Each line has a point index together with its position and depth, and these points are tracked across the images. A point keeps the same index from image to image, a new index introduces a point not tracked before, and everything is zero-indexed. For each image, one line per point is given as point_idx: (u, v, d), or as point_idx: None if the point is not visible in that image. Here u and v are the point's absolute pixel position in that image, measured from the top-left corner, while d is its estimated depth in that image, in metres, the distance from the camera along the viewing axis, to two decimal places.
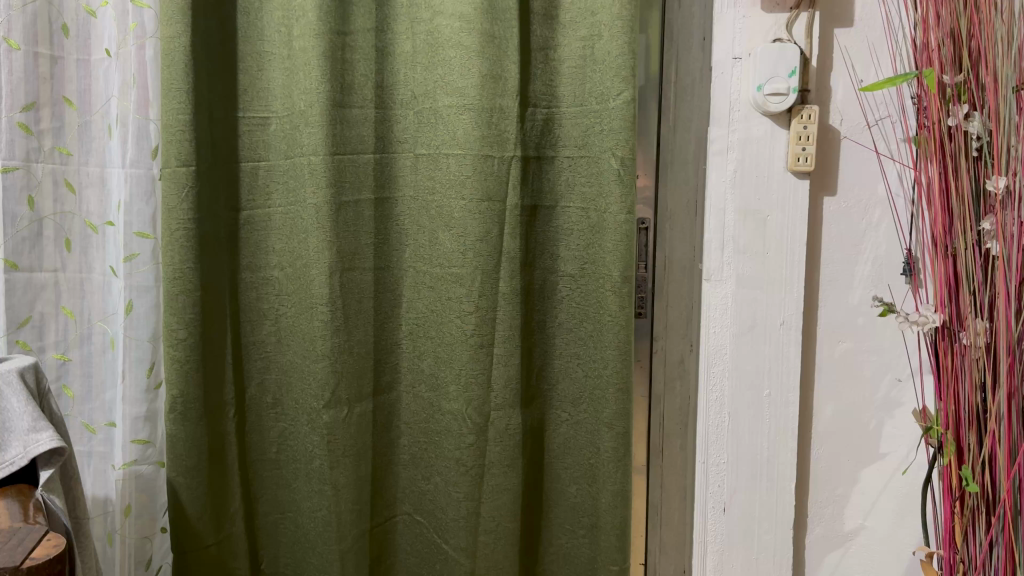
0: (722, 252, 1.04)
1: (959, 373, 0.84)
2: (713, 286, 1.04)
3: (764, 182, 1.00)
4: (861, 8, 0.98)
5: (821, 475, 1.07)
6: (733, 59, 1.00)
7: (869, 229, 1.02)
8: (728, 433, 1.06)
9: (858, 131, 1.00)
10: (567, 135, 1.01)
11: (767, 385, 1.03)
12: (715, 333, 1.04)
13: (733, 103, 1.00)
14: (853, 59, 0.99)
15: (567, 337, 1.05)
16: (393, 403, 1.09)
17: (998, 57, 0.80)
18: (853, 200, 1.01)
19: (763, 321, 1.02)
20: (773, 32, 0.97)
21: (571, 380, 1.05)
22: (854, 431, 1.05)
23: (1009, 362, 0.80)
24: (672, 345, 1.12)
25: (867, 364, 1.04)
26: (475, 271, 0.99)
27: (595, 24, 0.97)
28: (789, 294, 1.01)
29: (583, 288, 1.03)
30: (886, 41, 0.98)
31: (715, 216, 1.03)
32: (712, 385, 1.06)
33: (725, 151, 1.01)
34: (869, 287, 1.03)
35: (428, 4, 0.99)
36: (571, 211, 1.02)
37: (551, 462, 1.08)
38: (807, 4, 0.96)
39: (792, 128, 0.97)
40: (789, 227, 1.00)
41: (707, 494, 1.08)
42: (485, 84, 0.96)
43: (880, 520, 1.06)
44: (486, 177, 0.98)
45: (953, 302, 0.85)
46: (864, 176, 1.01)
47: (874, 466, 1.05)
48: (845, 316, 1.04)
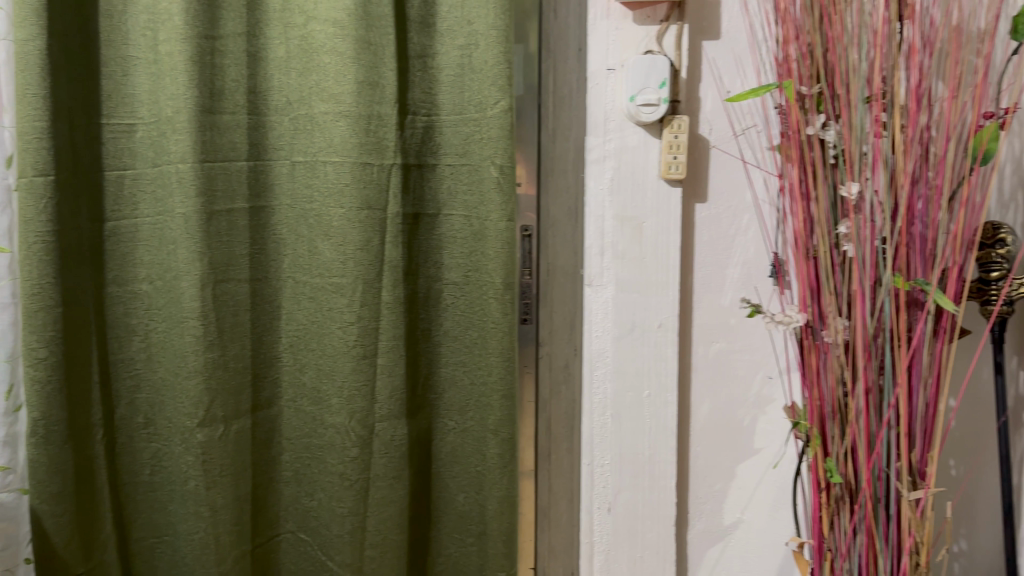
0: (602, 258, 1.05)
1: (821, 369, 0.89)
2: (594, 291, 1.06)
3: (639, 190, 1.02)
4: (727, 21, 1.02)
5: (700, 472, 1.10)
6: (607, 70, 1.02)
7: (737, 234, 1.06)
8: (612, 433, 1.07)
9: (725, 141, 1.04)
10: (448, 142, 1.00)
11: (647, 386, 1.06)
12: (597, 338, 1.06)
13: (609, 113, 1.02)
14: (720, 71, 1.03)
15: (452, 345, 1.04)
16: (274, 417, 1.06)
17: (848, 71, 0.85)
18: (723, 206, 1.05)
19: (641, 324, 1.05)
20: (644, 43, 1.00)
21: (458, 389, 1.04)
22: (728, 428, 1.09)
23: (865, 358, 0.85)
24: (557, 351, 1.13)
25: (740, 363, 1.08)
26: (356, 281, 0.98)
27: (472, 33, 0.97)
28: (665, 297, 1.04)
29: (467, 295, 1.02)
30: (750, 53, 1.02)
31: (594, 223, 1.05)
32: (595, 387, 1.07)
33: (602, 159, 1.03)
34: (739, 289, 1.07)
35: (302, 9, 0.97)
36: (454, 219, 1.02)
37: (438, 472, 1.07)
38: (676, 17, 0.99)
39: (664, 137, 1.00)
40: (663, 234, 1.03)
41: (593, 494, 1.09)
42: (363, 91, 0.95)
43: (756, 513, 1.10)
44: (366, 185, 0.97)
45: (814, 302, 0.90)
46: (731, 184, 1.05)
47: (750, 460, 1.10)
48: (718, 318, 1.07)
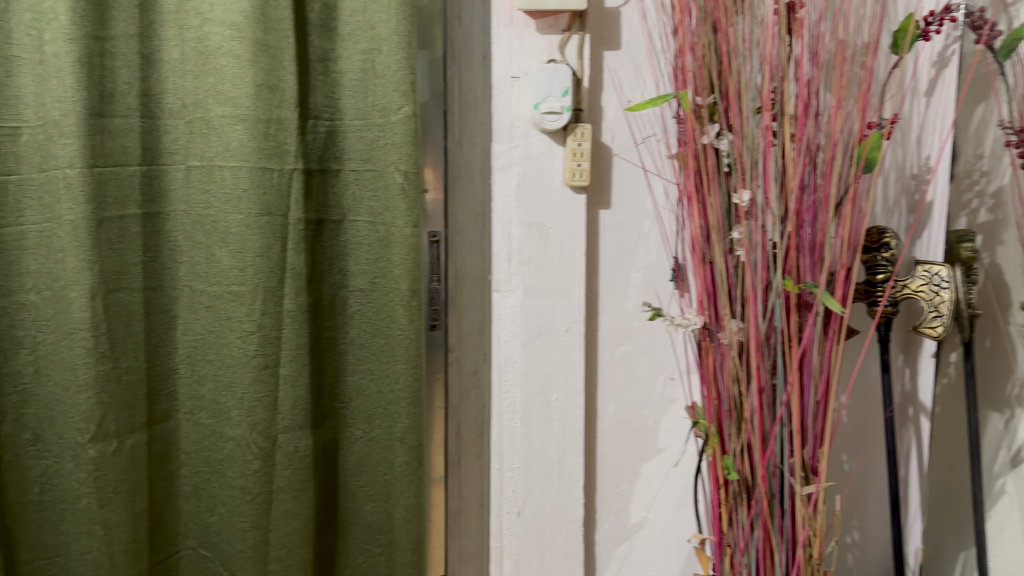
0: (510, 263, 1.05)
1: (718, 369, 0.92)
2: (502, 296, 1.05)
3: (544, 197, 1.03)
4: (627, 32, 1.04)
5: (607, 473, 1.12)
6: (511, 78, 1.02)
7: (640, 239, 1.08)
8: (521, 437, 1.07)
9: (627, 149, 1.06)
10: (351, 147, 0.99)
11: (555, 389, 1.07)
12: (506, 342, 1.06)
13: (514, 121, 1.03)
14: (621, 80, 1.05)
15: (359, 353, 1.03)
16: (172, 431, 1.03)
17: (740, 83, 0.88)
18: (626, 212, 1.08)
19: (549, 328, 1.06)
20: (547, 53, 1.01)
21: (365, 397, 1.03)
22: (634, 429, 1.12)
23: (758, 358, 0.88)
24: (466, 356, 1.13)
25: (645, 364, 1.11)
26: (256, 289, 0.95)
27: (375, 38, 0.96)
28: (572, 302, 1.05)
29: (375, 302, 1.01)
30: (650, 64, 1.05)
31: (501, 228, 1.04)
32: (504, 391, 1.07)
33: (508, 166, 1.03)
34: (642, 293, 1.09)
35: (197, 11, 0.95)
36: (359, 225, 1.01)
37: (345, 483, 1.05)
38: (577, 27, 1.01)
39: (568, 145, 1.01)
40: (568, 239, 1.04)
41: (503, 498, 1.08)
42: (261, 95, 0.93)
43: (661, 511, 1.13)
44: (265, 190, 0.95)
45: (711, 305, 0.93)
46: (633, 191, 1.07)
47: (654, 459, 1.12)
48: (623, 321, 1.09)
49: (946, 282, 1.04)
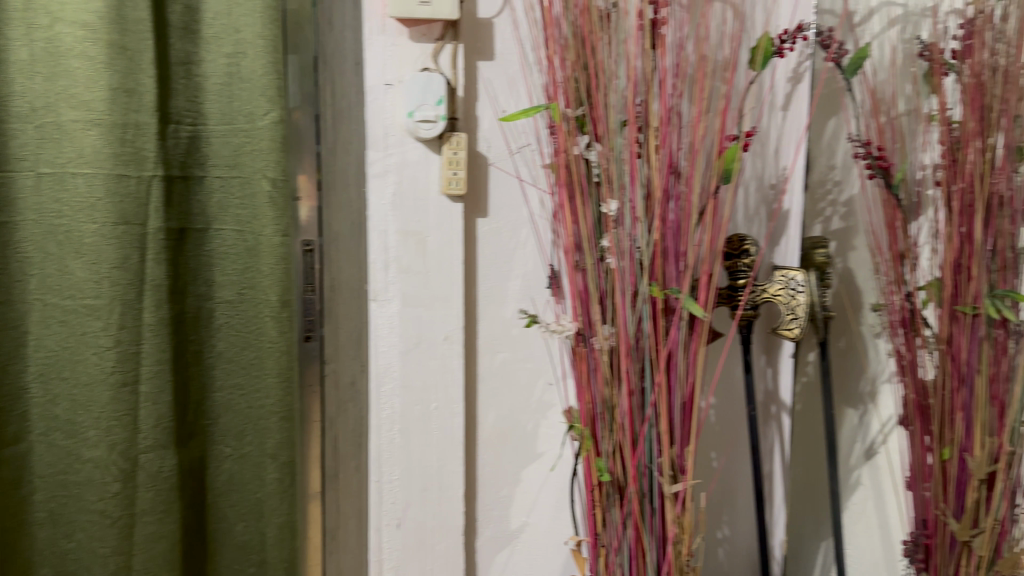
0: (386, 272, 1.03)
1: (591, 373, 0.94)
2: (379, 306, 1.04)
3: (421, 206, 1.02)
4: (500, 43, 1.05)
5: (487, 480, 1.12)
6: (385, 85, 1.01)
7: (517, 247, 1.09)
8: (400, 448, 1.05)
9: (502, 159, 1.07)
10: (215, 154, 0.96)
11: (434, 398, 1.06)
12: (384, 352, 1.04)
13: (388, 128, 1.01)
14: (495, 91, 1.06)
15: (228, 368, 0.99)
16: (25, 453, 0.94)
17: (608, 96, 0.91)
18: (503, 221, 1.08)
19: (427, 337, 1.04)
20: (420, 61, 1.01)
21: (235, 413, 1.00)
22: (514, 435, 1.12)
23: (627, 361, 0.90)
24: (343, 368, 1.10)
25: (523, 371, 1.11)
26: (113, 302, 0.91)
27: (239, 42, 0.94)
28: (450, 310, 1.05)
29: (243, 314, 0.98)
30: (522, 75, 1.07)
31: (378, 237, 1.03)
32: (382, 403, 1.05)
33: (383, 174, 1.02)
34: (519, 301, 1.10)
35: (47, 9, 0.88)
36: (225, 234, 0.97)
37: (214, 503, 1.01)
38: (450, 36, 1.01)
39: (444, 153, 1.01)
40: (445, 246, 1.04)
41: (381, 511, 1.06)
42: (117, 98, 0.89)
43: (540, 515, 1.14)
44: (122, 199, 0.90)
45: (584, 311, 0.94)
46: (509, 200, 1.08)
47: (533, 464, 1.13)
48: (501, 328, 1.10)
49: (802, 286, 1.10)
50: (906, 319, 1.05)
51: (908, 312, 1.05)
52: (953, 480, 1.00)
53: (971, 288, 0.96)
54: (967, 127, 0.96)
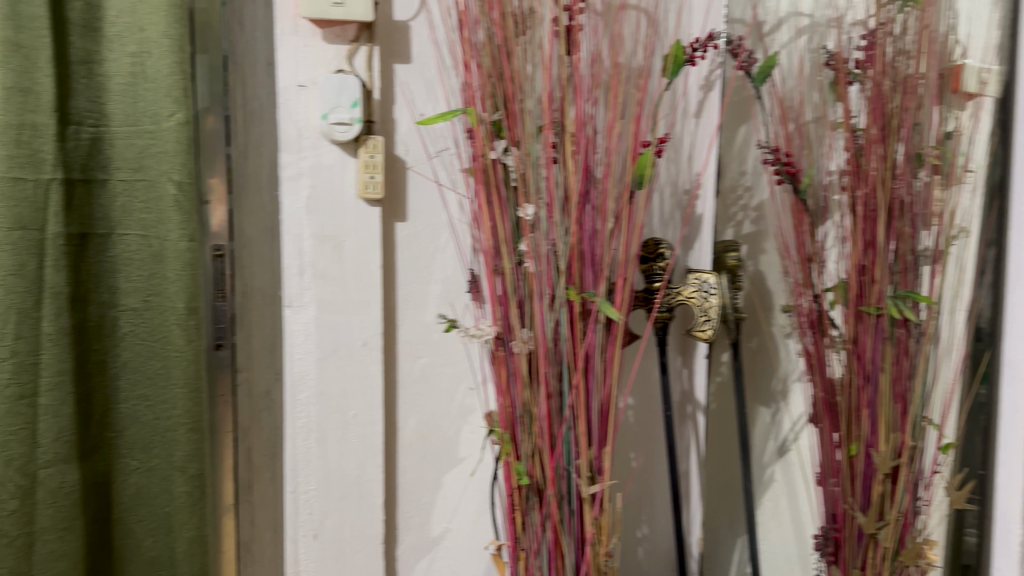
0: (301, 277, 1.01)
1: (511, 377, 0.93)
2: (294, 312, 1.02)
3: (337, 210, 1.01)
4: (417, 46, 1.05)
5: (408, 486, 1.10)
6: (297, 87, 0.99)
7: (437, 252, 1.08)
8: (317, 457, 1.03)
9: (420, 163, 1.06)
10: (119, 157, 0.93)
11: (352, 405, 1.04)
12: (299, 360, 1.02)
13: (302, 131, 0.99)
14: (413, 94, 1.05)
15: (132, 378, 0.96)
16: None
17: (524, 101, 0.91)
18: (422, 224, 1.07)
19: (344, 344, 1.03)
20: (335, 63, 0.99)
21: (140, 425, 0.96)
22: (434, 441, 1.10)
23: (545, 363, 0.91)
24: (257, 376, 1.07)
25: (444, 376, 1.10)
26: (7, 310, 0.86)
27: (144, 41, 0.91)
28: (368, 316, 1.04)
29: (148, 322, 0.95)
30: (440, 79, 1.06)
31: (292, 242, 1.00)
32: (298, 411, 1.02)
33: (297, 177, 1.00)
34: (439, 305, 1.09)
35: None
36: (129, 239, 0.94)
37: (120, 518, 0.97)
38: (365, 38, 1.00)
39: (360, 156, 1.00)
40: (362, 251, 1.02)
41: (298, 522, 1.04)
42: (12, 97, 0.85)
43: (462, 520, 1.13)
44: (18, 203, 0.86)
45: (503, 315, 0.94)
46: (428, 204, 1.07)
47: (454, 470, 1.12)
48: (421, 333, 1.09)
49: (713, 289, 1.13)
50: (814, 319, 1.09)
51: (816, 314, 1.08)
52: (860, 475, 1.04)
53: (876, 289, 1.01)
54: (870, 134, 1.01)
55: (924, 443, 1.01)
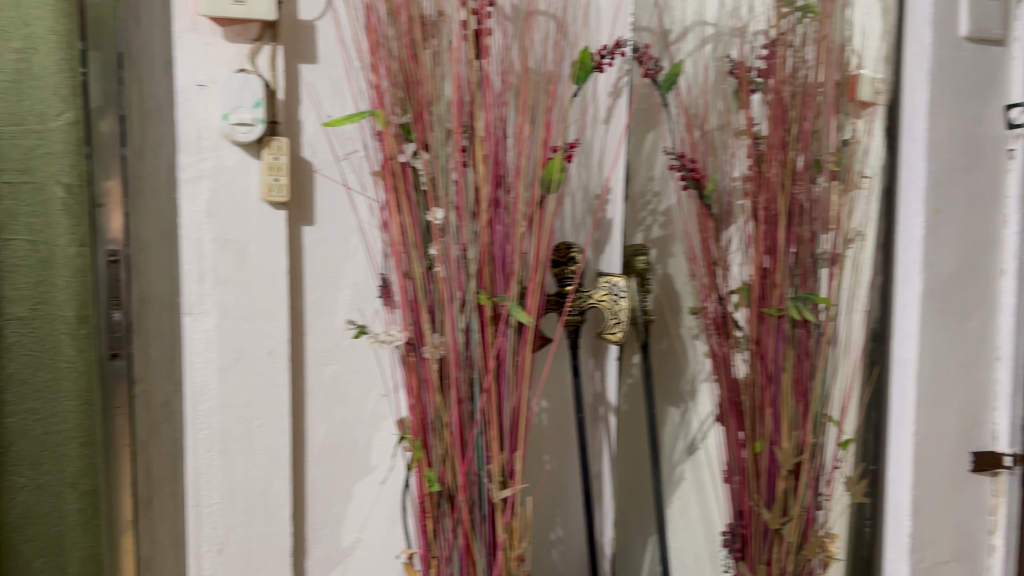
0: (201, 283, 0.98)
1: (421, 384, 0.91)
2: (193, 319, 0.98)
3: (240, 214, 0.98)
4: (323, 47, 1.03)
5: (317, 497, 1.07)
6: (197, 86, 0.96)
7: (346, 256, 1.07)
8: (220, 470, 0.99)
9: (327, 165, 1.04)
10: (3, 157, 0.86)
11: (257, 415, 1.01)
12: (199, 369, 0.99)
13: (202, 130, 0.96)
14: (319, 96, 1.03)
15: (20, 392, 0.89)
16: None
17: (432, 105, 0.90)
18: (330, 228, 1.05)
19: (249, 352, 1.00)
20: (236, 62, 0.97)
21: (30, 441, 0.89)
22: (344, 449, 1.08)
23: (456, 368, 0.90)
24: (155, 387, 1.03)
25: (354, 383, 1.08)
26: None
27: (30, 36, 0.86)
28: (273, 323, 1.01)
29: (37, 332, 0.89)
30: (347, 80, 1.05)
31: (191, 247, 0.97)
32: (199, 422, 0.99)
33: (196, 179, 0.96)
34: (348, 311, 1.07)
35: None
36: (15, 244, 0.87)
37: (6, 541, 0.89)
38: (268, 37, 0.98)
39: (263, 158, 0.97)
40: (267, 256, 1.00)
41: (201, 536, 1.00)
42: None
43: (374, 530, 1.10)
44: None
45: (414, 321, 0.92)
46: (335, 208, 1.05)
47: (365, 478, 1.10)
48: (330, 339, 1.06)
49: (623, 291, 1.14)
50: (719, 322, 1.11)
51: (721, 316, 1.10)
52: (764, 472, 1.05)
53: (776, 292, 1.03)
54: (772, 142, 1.02)
55: (824, 439, 1.05)
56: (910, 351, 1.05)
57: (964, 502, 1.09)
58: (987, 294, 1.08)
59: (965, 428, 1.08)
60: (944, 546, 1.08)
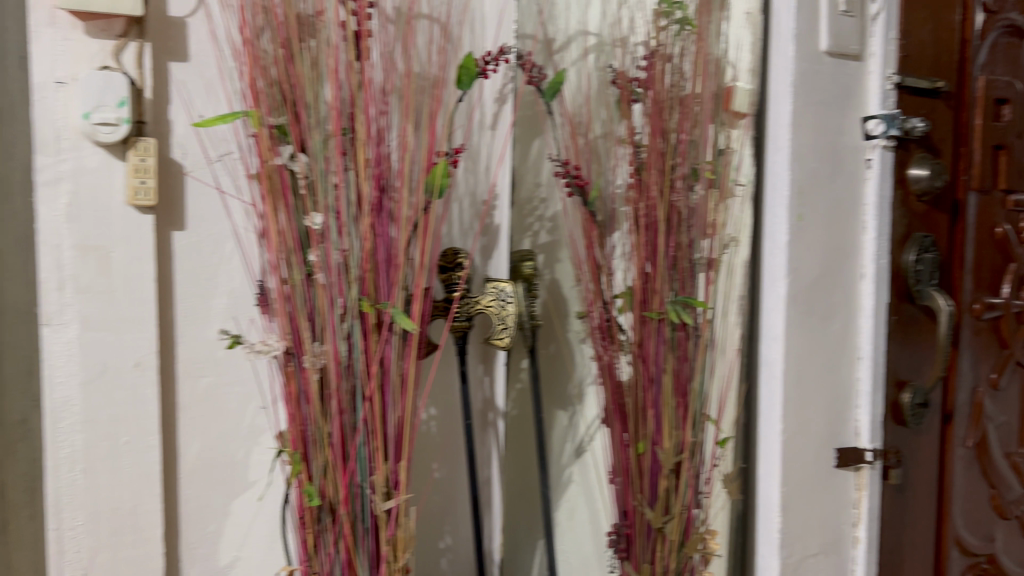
0: (61, 293, 0.92)
1: (300, 396, 0.88)
2: (52, 332, 0.92)
3: (103, 218, 0.93)
4: (195, 45, 0.99)
5: (191, 515, 1.02)
6: (55, 83, 0.90)
7: (222, 263, 1.03)
8: (84, 490, 0.93)
9: (199, 168, 1.00)
10: None
11: (124, 432, 0.95)
12: (59, 384, 0.92)
13: (60, 131, 0.90)
14: (191, 95, 0.99)
15: None
16: None
17: (309, 108, 0.88)
18: (203, 234, 1.01)
19: (114, 365, 0.94)
20: (99, 58, 0.91)
21: None
22: (220, 465, 1.04)
23: (337, 378, 0.87)
24: (10, 404, 0.93)
25: (230, 396, 1.04)
26: None
27: None
28: (141, 333, 0.96)
29: None
30: (220, 80, 1.01)
31: (49, 254, 0.91)
32: (60, 441, 0.92)
33: (55, 182, 0.90)
34: (223, 320, 1.03)
35: None
36: None
37: None
38: (135, 33, 0.93)
39: (129, 160, 0.92)
40: (134, 263, 0.95)
41: (63, 563, 0.93)
42: None
43: (253, 548, 1.07)
44: None
45: (293, 330, 0.88)
46: (208, 212, 1.01)
47: (244, 495, 1.06)
48: (204, 350, 1.02)
49: (510, 297, 1.14)
50: (604, 328, 1.13)
51: (606, 323, 1.13)
52: (648, 471, 1.07)
53: (657, 296, 1.05)
54: (652, 153, 1.05)
55: (702, 438, 1.08)
56: (776, 352, 1.09)
57: (830, 496, 1.14)
58: (850, 297, 1.14)
59: (831, 425, 1.13)
60: (811, 540, 1.13)
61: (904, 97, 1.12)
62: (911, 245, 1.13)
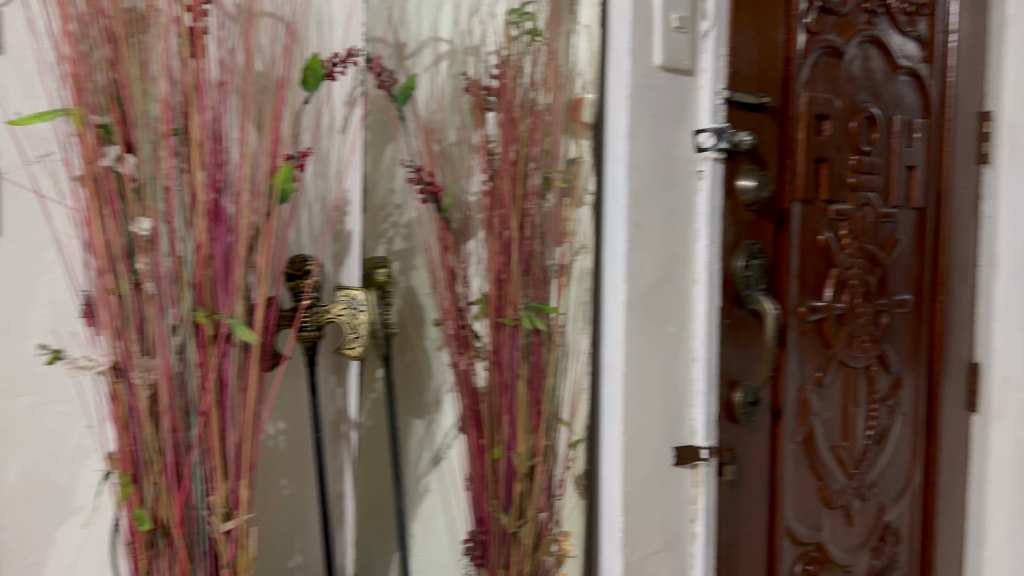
0: None
1: (129, 414, 0.82)
2: None
3: None
4: (10, 36, 0.91)
5: (9, 546, 0.94)
6: None
7: (42, 272, 0.95)
8: None
9: (15, 170, 0.92)
10: None
11: None
12: None
13: None
14: (6, 90, 0.91)
15: None
16: None
17: (136, 105, 0.83)
18: (22, 240, 0.94)
19: None
20: None
21: None
22: (42, 490, 0.96)
23: (169, 395, 0.83)
24: None
25: (53, 416, 0.97)
26: None
27: None
28: None
29: None
30: (40, 76, 0.94)
31: None
32: None
33: None
34: (44, 335, 0.96)
35: None
36: None
37: None
38: None
39: None
40: None
41: None
42: None
43: None
44: None
45: (121, 341, 0.82)
46: (27, 217, 0.94)
47: (69, 522, 0.98)
48: (23, 367, 0.94)
49: (363, 305, 1.12)
50: (459, 337, 1.10)
51: (463, 334, 1.10)
52: (503, 477, 1.08)
53: (510, 303, 1.07)
54: (505, 159, 1.07)
55: (555, 441, 1.11)
56: (618, 355, 1.10)
57: (669, 493, 1.16)
58: (683, 300, 1.15)
59: (668, 424, 1.15)
60: (652, 537, 1.14)
61: (733, 111, 1.16)
62: (740, 252, 1.18)
